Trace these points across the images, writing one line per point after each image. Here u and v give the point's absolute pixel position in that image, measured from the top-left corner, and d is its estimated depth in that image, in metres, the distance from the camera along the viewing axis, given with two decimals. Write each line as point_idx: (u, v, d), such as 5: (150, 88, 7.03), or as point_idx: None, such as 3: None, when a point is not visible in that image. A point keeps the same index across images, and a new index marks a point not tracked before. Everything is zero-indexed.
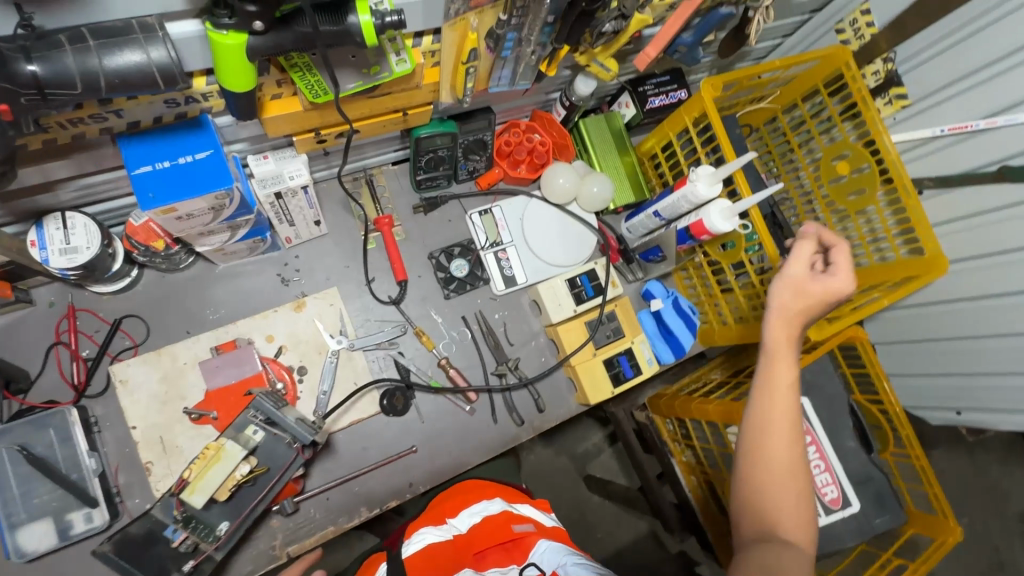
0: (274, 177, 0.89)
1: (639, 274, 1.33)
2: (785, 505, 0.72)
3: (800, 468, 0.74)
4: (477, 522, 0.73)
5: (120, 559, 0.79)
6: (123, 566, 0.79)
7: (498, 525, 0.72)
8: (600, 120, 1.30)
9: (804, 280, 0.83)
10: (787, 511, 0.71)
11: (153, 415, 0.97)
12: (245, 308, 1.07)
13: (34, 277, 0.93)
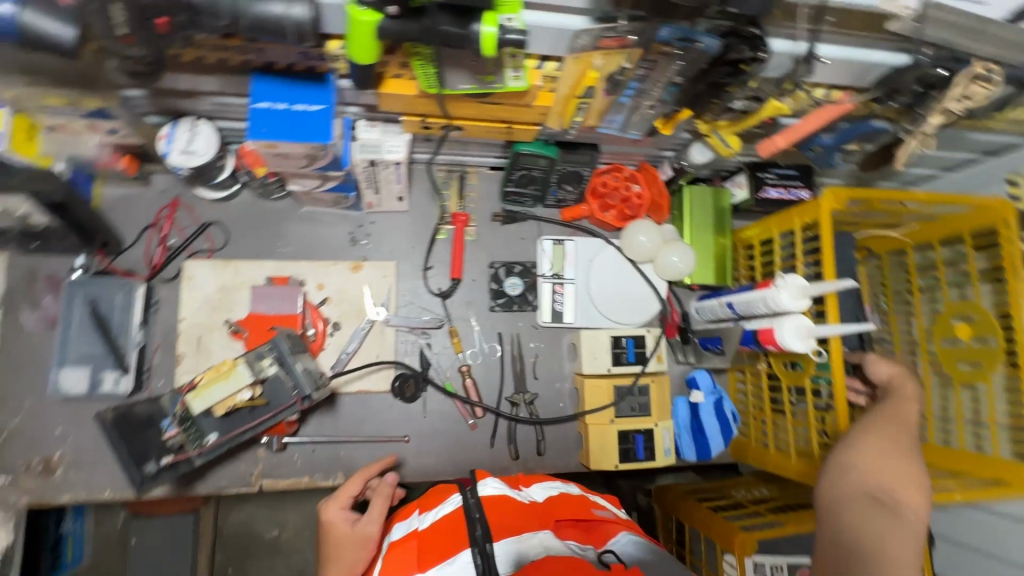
0: (373, 146, 0.95)
1: (692, 358, 1.25)
2: (893, 485, 0.69)
3: (915, 459, 0.72)
4: (554, 497, 0.83)
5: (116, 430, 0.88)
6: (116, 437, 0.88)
7: (577, 506, 0.81)
8: (707, 192, 1.23)
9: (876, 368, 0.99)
10: (903, 472, 0.70)
11: (200, 315, 1.06)
12: (311, 251, 1.14)
13: (157, 164, 1.04)
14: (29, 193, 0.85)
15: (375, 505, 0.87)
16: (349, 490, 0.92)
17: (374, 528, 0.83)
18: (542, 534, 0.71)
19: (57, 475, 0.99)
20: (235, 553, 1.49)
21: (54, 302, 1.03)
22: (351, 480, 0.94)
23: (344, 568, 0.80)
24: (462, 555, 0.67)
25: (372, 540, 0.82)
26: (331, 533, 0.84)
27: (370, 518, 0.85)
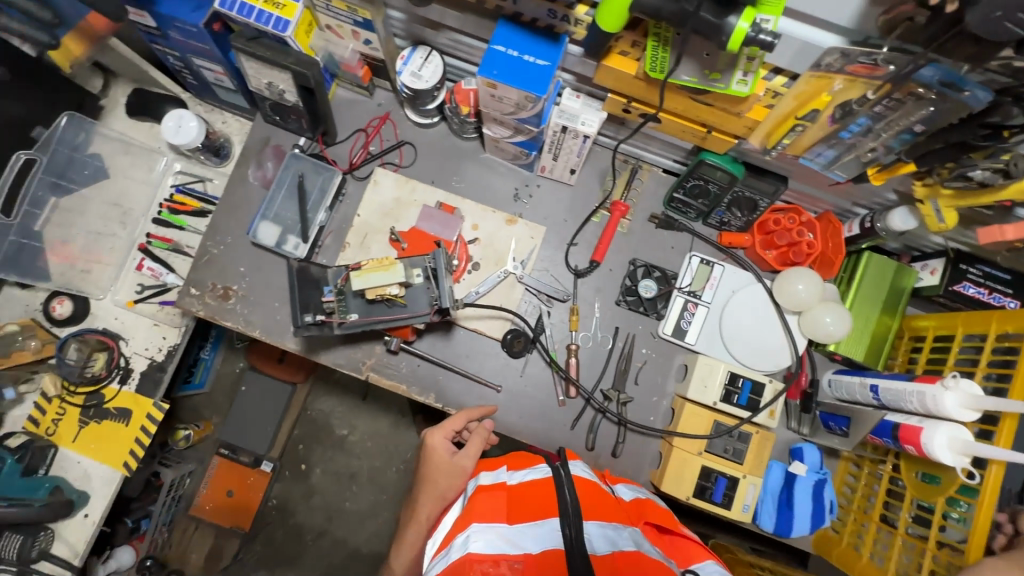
0: (570, 115, 1.00)
1: (805, 429, 1.15)
2: None
3: None
4: (637, 501, 0.90)
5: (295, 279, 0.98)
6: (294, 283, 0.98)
7: (661, 517, 0.87)
8: (888, 264, 1.12)
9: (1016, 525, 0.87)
10: None
11: (372, 216, 1.20)
12: (477, 193, 1.23)
13: (386, 80, 1.19)
14: (292, 72, 1.04)
15: (474, 442, 1.01)
16: (455, 423, 1.05)
17: (469, 464, 0.99)
18: (628, 532, 0.79)
19: (230, 302, 1.20)
20: (306, 434, 2.15)
21: (274, 168, 1.23)
22: (456, 416, 1.06)
23: (441, 489, 0.98)
24: (551, 520, 0.76)
25: (465, 474, 0.98)
26: (435, 457, 1.00)
27: (467, 453, 1.00)
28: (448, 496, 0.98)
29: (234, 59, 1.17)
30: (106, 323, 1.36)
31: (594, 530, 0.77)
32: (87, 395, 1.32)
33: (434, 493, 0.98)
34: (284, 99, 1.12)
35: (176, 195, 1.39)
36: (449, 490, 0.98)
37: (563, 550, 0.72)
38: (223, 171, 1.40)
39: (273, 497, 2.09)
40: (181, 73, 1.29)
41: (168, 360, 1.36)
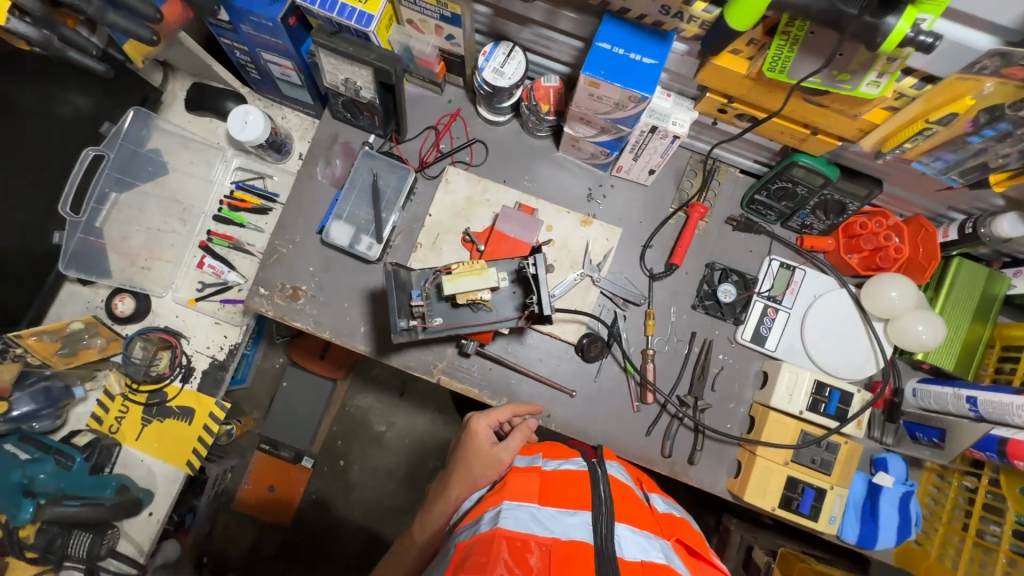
0: (661, 114, 0.95)
1: (888, 439, 1.13)
2: None
3: None
4: (671, 514, 0.86)
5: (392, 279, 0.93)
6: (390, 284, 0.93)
7: (697, 539, 0.82)
8: (979, 270, 1.08)
9: None
10: None
11: (443, 216, 1.17)
12: (549, 193, 1.20)
13: (459, 76, 1.16)
14: (373, 68, 1.00)
15: (514, 437, 0.95)
16: (501, 414, 1.00)
17: (505, 457, 0.92)
18: (662, 543, 0.75)
19: (299, 302, 1.18)
20: (344, 430, 2.09)
21: (342, 165, 1.21)
22: (503, 408, 1.02)
23: (473, 476, 0.91)
24: (583, 512, 0.75)
25: (502, 467, 0.91)
26: (473, 441, 0.94)
27: (507, 445, 0.94)
28: (480, 484, 0.91)
29: (305, 54, 1.14)
30: (167, 321, 1.34)
31: (625, 533, 0.74)
32: (150, 393, 1.31)
33: (467, 478, 0.92)
34: (360, 95, 1.09)
35: (236, 192, 1.37)
36: (482, 479, 0.91)
37: (591, 548, 0.70)
38: (283, 167, 1.38)
39: (312, 492, 2.05)
40: (245, 68, 1.26)
41: (230, 358, 1.35)
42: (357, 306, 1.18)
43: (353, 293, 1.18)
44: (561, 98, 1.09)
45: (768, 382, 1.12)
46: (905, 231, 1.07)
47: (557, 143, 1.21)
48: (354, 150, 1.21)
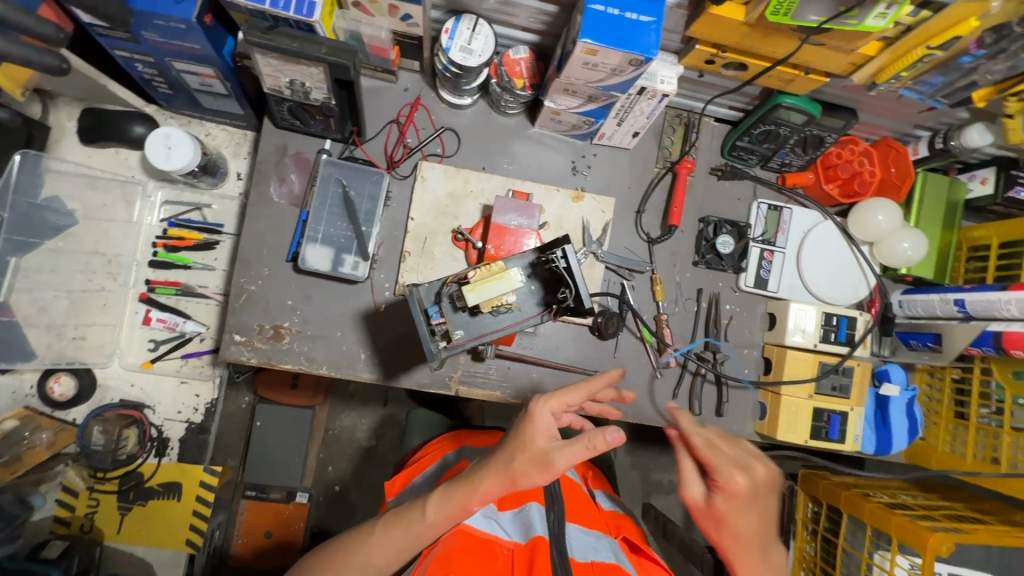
0: (649, 74, 0.90)
1: (886, 351, 1.20)
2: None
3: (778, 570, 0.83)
4: (617, 511, 0.98)
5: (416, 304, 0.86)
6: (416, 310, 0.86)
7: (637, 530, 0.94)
8: (942, 180, 1.15)
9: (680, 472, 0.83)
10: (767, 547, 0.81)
11: (427, 217, 1.07)
12: (532, 173, 1.13)
13: (415, 60, 1.04)
14: (326, 65, 0.87)
15: (581, 445, 0.75)
16: (569, 400, 0.82)
17: (561, 463, 0.74)
18: (609, 540, 0.86)
19: (284, 342, 1.05)
20: (333, 453, 1.83)
21: (299, 180, 1.07)
22: (576, 392, 0.83)
23: (519, 469, 0.75)
24: (536, 506, 0.86)
25: (552, 472, 0.74)
26: (530, 430, 0.78)
27: (564, 450, 0.75)
28: (520, 485, 0.75)
29: (229, 57, 0.96)
30: (122, 394, 1.17)
31: (576, 532, 0.85)
32: (122, 478, 1.17)
33: (505, 472, 0.76)
34: (309, 97, 0.95)
35: (171, 230, 1.18)
36: (525, 479, 0.75)
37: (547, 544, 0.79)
38: (221, 192, 1.21)
39: (313, 526, 1.76)
40: (151, 83, 1.06)
41: (208, 419, 1.20)
42: (352, 333, 1.07)
43: (343, 319, 1.07)
44: (533, 69, 1.01)
45: (778, 322, 1.15)
46: (875, 154, 1.11)
47: (531, 118, 1.13)
48: (308, 161, 1.07)
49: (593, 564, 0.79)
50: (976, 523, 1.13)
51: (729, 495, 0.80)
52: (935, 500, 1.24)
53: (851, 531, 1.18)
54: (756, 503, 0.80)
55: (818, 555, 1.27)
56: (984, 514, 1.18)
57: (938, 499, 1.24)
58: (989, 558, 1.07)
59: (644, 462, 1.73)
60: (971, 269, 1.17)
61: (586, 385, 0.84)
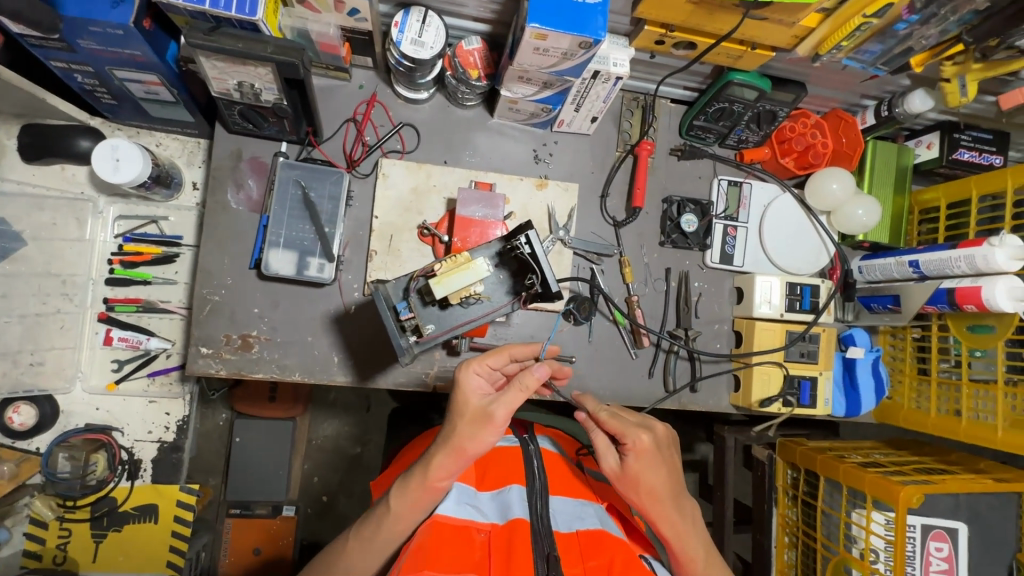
0: (601, 57, 0.91)
1: (849, 317, 1.25)
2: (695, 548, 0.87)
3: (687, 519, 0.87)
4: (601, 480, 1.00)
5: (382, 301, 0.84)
6: (382, 307, 0.84)
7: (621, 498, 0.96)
8: (892, 147, 1.19)
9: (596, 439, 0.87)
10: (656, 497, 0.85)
11: (391, 215, 1.06)
12: (494, 164, 1.13)
13: (367, 56, 1.03)
14: (274, 64, 0.85)
15: (513, 391, 0.78)
16: (494, 361, 0.85)
17: (501, 413, 0.78)
18: (594, 508, 0.87)
19: (254, 351, 1.03)
20: (319, 463, 1.75)
21: (258, 185, 1.05)
22: (497, 352, 0.87)
23: (462, 436, 0.78)
24: (517, 487, 0.85)
25: (495, 425, 0.77)
26: (462, 395, 0.81)
27: (500, 401, 0.78)
28: (468, 450, 0.79)
29: (173, 62, 0.93)
30: (87, 418, 1.13)
31: (560, 504, 0.86)
32: (93, 505, 1.13)
33: (450, 443, 0.79)
34: (260, 99, 0.93)
35: (127, 245, 1.15)
36: (470, 441, 0.78)
37: (528, 523, 0.79)
38: (177, 204, 1.17)
39: (303, 539, 1.71)
40: (93, 94, 1.02)
41: (181, 436, 1.18)
42: (323, 337, 1.05)
43: (314, 323, 1.05)
44: (487, 59, 1.00)
45: (745, 295, 1.17)
46: (825, 126, 1.13)
47: (490, 109, 1.12)
48: (265, 165, 1.05)
49: (578, 534, 0.80)
50: (943, 474, 1.17)
51: (639, 456, 0.83)
52: (905, 455, 1.28)
53: (829, 493, 1.22)
54: (660, 456, 0.84)
55: (799, 519, 1.30)
56: (950, 465, 1.23)
57: (908, 454, 1.29)
58: (958, 506, 1.12)
59: None
60: (924, 231, 1.22)
61: (507, 345, 0.89)
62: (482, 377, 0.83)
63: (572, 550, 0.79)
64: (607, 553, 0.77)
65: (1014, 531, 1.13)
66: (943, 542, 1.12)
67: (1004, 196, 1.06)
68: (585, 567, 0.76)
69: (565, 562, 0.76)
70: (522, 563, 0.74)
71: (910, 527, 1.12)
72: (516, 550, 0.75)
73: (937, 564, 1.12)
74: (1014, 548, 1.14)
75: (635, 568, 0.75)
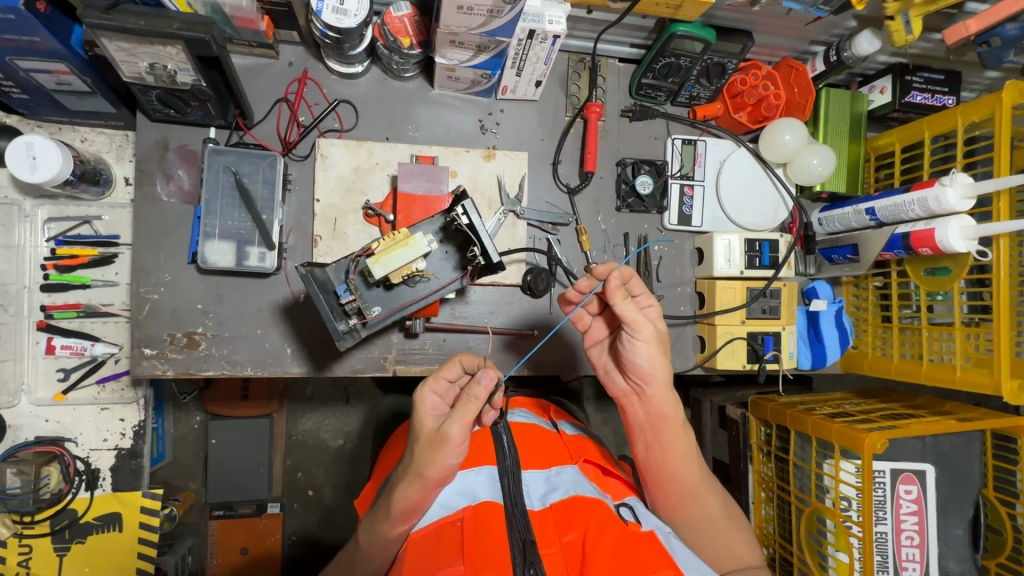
0: (535, 15, 0.88)
1: (812, 269, 1.24)
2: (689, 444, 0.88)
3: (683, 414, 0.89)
4: (577, 435, 0.99)
5: (314, 282, 0.82)
6: (313, 289, 0.81)
7: (599, 451, 0.96)
8: (845, 94, 1.17)
9: (625, 307, 0.81)
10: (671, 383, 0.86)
11: (334, 197, 1.02)
12: (439, 138, 1.09)
13: (292, 30, 0.98)
14: (183, 42, 0.79)
15: (465, 406, 0.74)
16: (448, 375, 0.81)
17: (455, 431, 0.73)
18: (568, 470, 0.86)
19: (201, 348, 1.00)
20: (302, 458, 1.70)
21: (188, 175, 1.00)
22: (449, 364, 0.81)
23: (421, 464, 0.75)
24: (488, 468, 0.85)
25: (450, 444, 0.73)
26: (418, 417, 0.78)
27: (454, 419, 0.74)
28: (428, 474, 0.75)
29: (78, 48, 0.88)
30: (37, 430, 1.10)
31: (533, 478, 0.84)
32: (51, 519, 1.09)
33: (412, 470, 0.76)
34: (176, 81, 0.87)
35: (60, 249, 1.09)
36: (430, 465, 0.74)
37: (503, 507, 0.78)
38: (110, 201, 1.11)
39: (292, 534, 1.67)
40: (1, 90, 0.95)
41: (139, 442, 1.14)
42: (274, 329, 1.02)
43: (261, 316, 1.02)
44: (419, 26, 0.95)
45: (706, 255, 1.16)
46: (778, 76, 1.11)
47: (430, 79, 1.08)
48: (195, 153, 1.00)
49: (552, 508, 0.79)
50: (909, 419, 1.18)
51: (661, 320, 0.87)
52: (873, 403, 1.29)
53: (800, 446, 1.22)
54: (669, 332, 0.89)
55: (774, 474, 1.30)
56: (916, 409, 1.24)
57: (876, 402, 1.29)
58: (924, 448, 1.14)
59: (611, 416, 1.73)
60: (881, 177, 1.21)
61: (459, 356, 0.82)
62: (438, 395, 0.80)
63: (547, 526, 0.77)
64: (582, 522, 0.77)
65: (979, 470, 1.15)
66: (912, 484, 1.13)
67: (956, 135, 1.04)
68: (562, 543, 0.75)
69: (542, 543, 0.75)
70: (498, 549, 0.73)
71: (879, 473, 1.13)
72: (491, 534, 0.74)
73: (907, 508, 1.14)
74: (980, 487, 1.15)
75: (608, 533, 0.74)
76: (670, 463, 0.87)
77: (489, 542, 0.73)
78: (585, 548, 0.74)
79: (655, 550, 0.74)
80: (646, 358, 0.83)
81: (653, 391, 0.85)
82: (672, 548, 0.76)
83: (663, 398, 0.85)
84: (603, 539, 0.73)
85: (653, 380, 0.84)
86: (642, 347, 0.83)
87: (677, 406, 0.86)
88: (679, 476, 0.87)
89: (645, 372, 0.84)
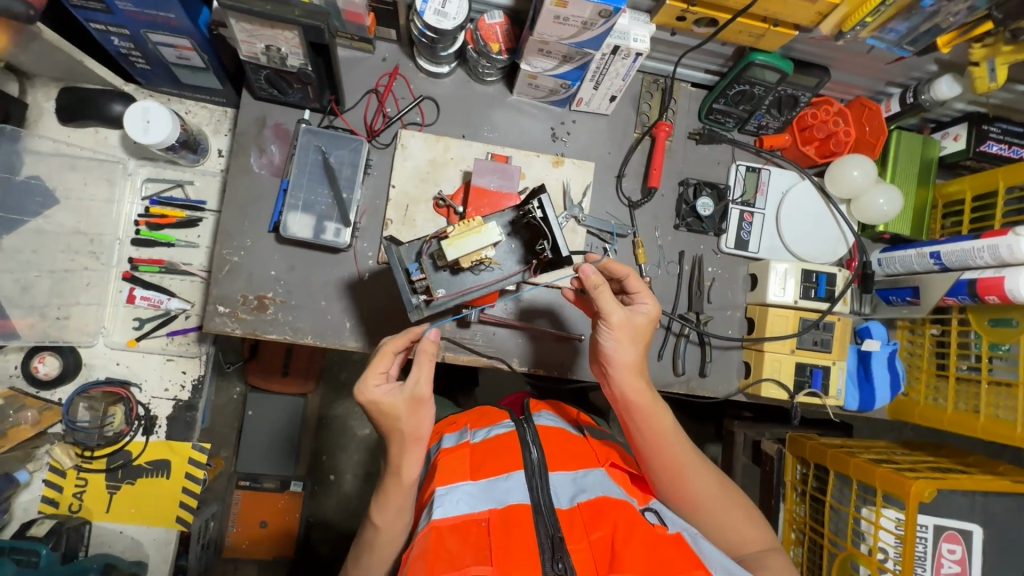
0: (621, 32, 0.92)
1: (867, 309, 1.21)
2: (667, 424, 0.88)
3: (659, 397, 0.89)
4: (598, 440, 0.99)
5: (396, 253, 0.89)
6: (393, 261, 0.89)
7: (620, 455, 0.97)
8: (917, 139, 1.17)
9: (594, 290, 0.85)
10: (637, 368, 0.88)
11: (408, 185, 1.08)
12: (512, 141, 1.14)
13: (391, 28, 1.05)
14: (301, 28, 0.87)
15: (421, 364, 0.84)
16: (383, 364, 0.83)
17: (426, 389, 0.83)
18: (595, 474, 0.86)
19: (269, 312, 1.06)
20: (327, 443, 1.75)
21: (280, 151, 1.08)
22: (382, 354, 0.83)
23: (413, 433, 0.83)
24: (517, 472, 0.84)
25: (428, 402, 0.83)
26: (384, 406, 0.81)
27: (421, 378, 0.83)
28: (422, 433, 0.83)
29: (204, 27, 0.97)
30: (108, 372, 1.18)
31: (560, 480, 0.85)
32: (109, 457, 1.17)
33: (408, 438, 0.83)
34: (286, 64, 0.95)
35: (153, 208, 1.18)
36: (420, 427, 0.83)
37: (529, 506, 0.79)
38: (203, 169, 1.20)
39: (309, 515, 1.71)
40: (128, 58, 1.05)
41: (195, 396, 1.21)
42: (337, 302, 1.08)
43: (327, 288, 1.08)
44: (508, 34, 1.01)
45: (760, 281, 1.16)
46: (850, 114, 1.12)
47: (509, 86, 1.14)
48: (288, 132, 1.08)
49: (580, 508, 0.80)
50: (959, 474, 1.14)
51: (644, 316, 0.89)
52: (920, 455, 1.25)
53: (839, 487, 1.19)
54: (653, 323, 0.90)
55: (808, 515, 1.28)
56: (966, 466, 1.19)
57: (922, 454, 1.25)
58: (973, 507, 1.09)
59: None
60: (948, 225, 1.19)
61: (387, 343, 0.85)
62: (383, 383, 0.83)
63: (575, 524, 0.78)
64: (610, 520, 0.77)
65: None
66: (956, 543, 1.09)
67: None
68: (590, 540, 0.76)
69: (569, 539, 0.76)
70: (527, 545, 0.74)
71: (921, 526, 1.09)
72: (517, 532, 0.75)
73: (949, 566, 1.09)
74: None
75: (636, 534, 0.74)
76: (649, 441, 0.88)
77: (516, 538, 0.74)
78: (613, 545, 0.74)
79: (682, 553, 0.74)
80: (613, 346, 0.87)
81: (619, 377, 0.88)
82: (699, 547, 0.79)
83: (628, 387, 0.88)
84: (631, 540, 0.73)
85: (618, 369, 0.88)
86: (608, 334, 0.87)
87: (646, 397, 0.88)
88: (660, 450, 0.87)
89: (609, 358, 0.88)
